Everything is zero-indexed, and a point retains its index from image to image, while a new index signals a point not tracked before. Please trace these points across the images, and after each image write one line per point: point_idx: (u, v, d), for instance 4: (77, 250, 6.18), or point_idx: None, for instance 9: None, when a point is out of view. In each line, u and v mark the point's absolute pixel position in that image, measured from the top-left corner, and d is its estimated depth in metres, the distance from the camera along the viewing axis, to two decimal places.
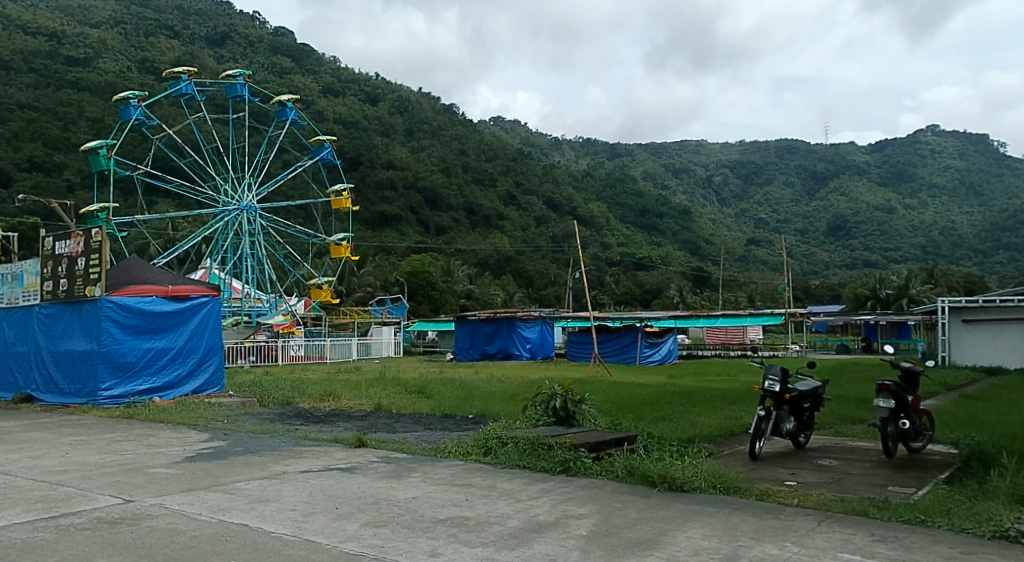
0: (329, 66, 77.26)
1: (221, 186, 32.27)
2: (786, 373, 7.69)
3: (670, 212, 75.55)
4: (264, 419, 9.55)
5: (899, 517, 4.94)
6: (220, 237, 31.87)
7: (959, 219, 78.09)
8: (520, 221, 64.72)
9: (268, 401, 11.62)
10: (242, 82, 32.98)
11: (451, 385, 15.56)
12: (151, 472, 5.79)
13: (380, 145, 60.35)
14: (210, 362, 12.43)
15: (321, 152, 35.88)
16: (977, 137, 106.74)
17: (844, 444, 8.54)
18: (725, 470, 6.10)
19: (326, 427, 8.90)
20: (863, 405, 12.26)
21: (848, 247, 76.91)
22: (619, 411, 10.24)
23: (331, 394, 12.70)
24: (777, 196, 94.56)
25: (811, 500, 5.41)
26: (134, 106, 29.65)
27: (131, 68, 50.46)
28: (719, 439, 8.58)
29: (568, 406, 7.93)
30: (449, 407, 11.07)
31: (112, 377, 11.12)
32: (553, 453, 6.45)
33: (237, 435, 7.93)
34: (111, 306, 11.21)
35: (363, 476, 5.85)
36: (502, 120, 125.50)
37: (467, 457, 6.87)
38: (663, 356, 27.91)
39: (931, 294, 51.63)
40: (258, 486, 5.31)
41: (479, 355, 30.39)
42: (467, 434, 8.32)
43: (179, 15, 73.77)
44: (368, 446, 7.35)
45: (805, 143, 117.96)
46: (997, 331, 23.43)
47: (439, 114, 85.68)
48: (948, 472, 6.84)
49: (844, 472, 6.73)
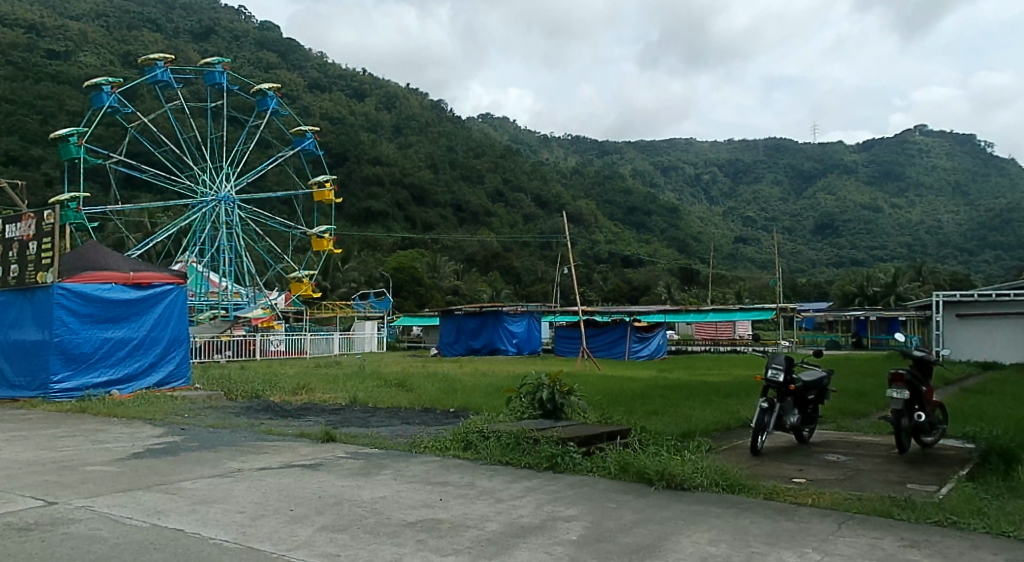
0: (316, 62, 76.02)
1: (199, 177, 31.48)
2: (791, 361, 7.18)
3: (659, 210, 75.13)
4: (229, 412, 8.95)
5: (925, 518, 4.42)
6: (197, 229, 31.09)
7: (944, 218, 78.44)
8: (508, 217, 63.92)
9: (237, 393, 11.01)
10: (221, 70, 32.11)
11: (434, 379, 14.89)
12: (86, 470, 5.15)
13: (367, 141, 59.33)
14: (175, 354, 11.82)
15: (303, 143, 35.10)
16: (964, 137, 107.24)
17: (851, 440, 8.00)
18: (726, 465, 5.57)
19: (294, 422, 8.24)
20: (862, 399, 11.75)
21: (834, 246, 76.84)
22: (612, 405, 9.71)
23: (306, 387, 12.12)
24: (765, 195, 94.51)
25: (826, 499, 4.86)
26: (107, 93, 28.79)
27: (113, 61, 49.22)
28: (715, 434, 8.07)
29: (555, 397, 7.39)
30: (430, 401, 10.53)
31: (65, 368, 10.42)
32: (539, 448, 5.87)
33: (195, 429, 7.32)
34: (64, 293, 10.51)
35: (327, 474, 5.24)
36: (492, 116, 124.96)
37: (445, 453, 6.29)
38: (653, 351, 27.32)
39: (918, 292, 51.65)
40: (205, 485, 4.70)
41: (464, 350, 29.76)
42: (446, 429, 7.73)
43: (163, 8, 72.25)
44: (337, 440, 6.77)
45: (793, 141, 117.87)
46: (992, 325, 23.06)
47: (428, 110, 84.64)
48: (968, 469, 6.31)
49: (855, 468, 6.18)
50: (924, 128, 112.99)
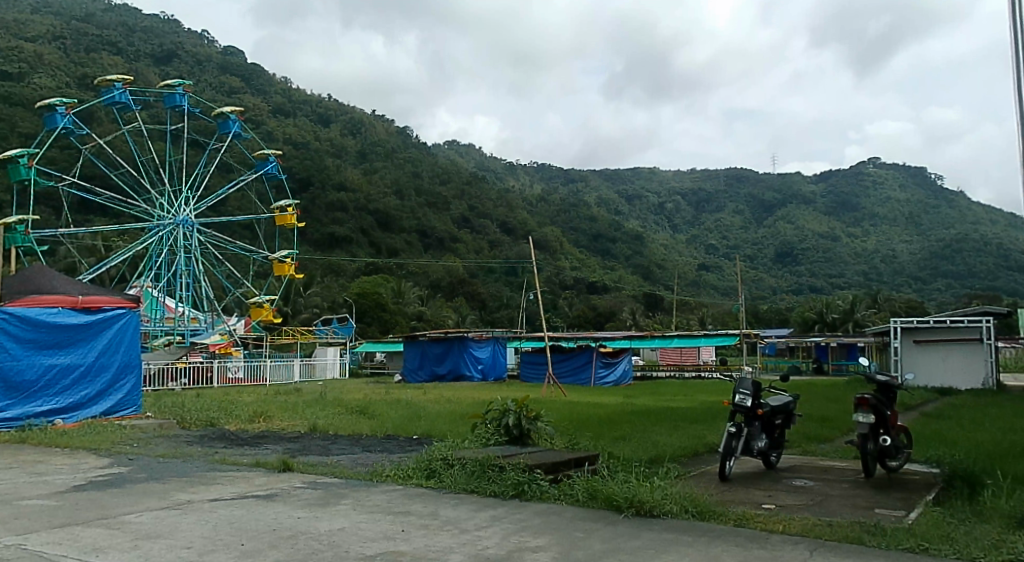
0: (279, 88, 75.57)
1: (157, 200, 30.93)
2: (758, 387, 7.14)
3: (623, 237, 75.70)
4: (181, 441, 8.64)
5: (897, 544, 4.36)
6: (154, 253, 30.49)
7: (899, 247, 80.36)
8: (474, 243, 63.85)
9: (191, 422, 10.72)
10: (181, 93, 31.73)
11: (396, 406, 14.62)
12: (23, 505, 4.87)
13: (332, 166, 58.94)
14: (124, 382, 11.50)
15: (265, 167, 34.75)
16: (916, 169, 110.39)
17: (817, 464, 7.98)
18: (694, 492, 5.49)
19: (250, 451, 7.98)
20: (827, 425, 11.78)
21: (794, 273, 78.06)
22: (578, 430, 9.60)
23: (263, 415, 11.81)
24: (726, 223, 95.87)
25: (795, 525, 4.79)
26: (61, 114, 28.22)
27: (69, 84, 48.31)
28: (683, 459, 7.99)
29: (522, 423, 7.25)
30: (392, 427, 10.30)
31: (6, 397, 9.95)
32: (505, 476, 5.72)
33: (144, 459, 7.03)
34: (8, 317, 10.09)
35: (282, 505, 5.04)
36: (457, 143, 125.25)
37: (408, 481, 6.11)
38: (618, 377, 27.32)
39: (875, 319, 52.65)
40: (151, 519, 4.47)
41: (428, 376, 29.43)
42: (409, 456, 7.53)
43: (123, 31, 71.24)
44: (294, 470, 6.54)
45: (752, 171, 120.09)
46: (949, 351, 23.44)
47: (393, 136, 84.55)
48: (934, 493, 6.29)
49: (822, 493, 6.13)
50: (878, 160, 116.16)
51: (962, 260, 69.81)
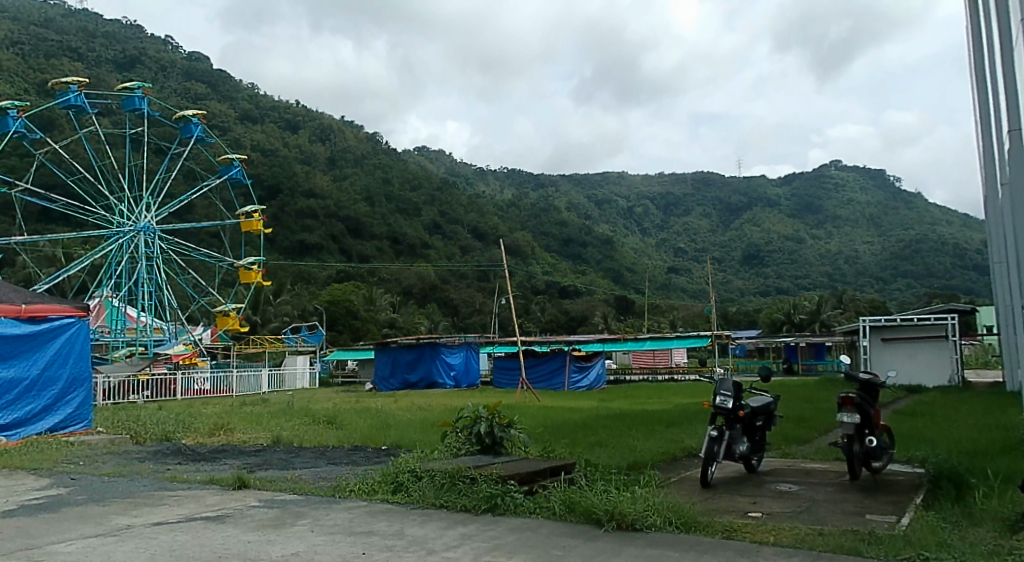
0: (246, 94, 74.27)
1: (116, 207, 30.05)
2: (739, 388, 6.88)
3: (594, 241, 75.42)
4: (132, 458, 8.24)
5: (896, 554, 4.09)
6: (113, 261, 29.61)
7: (862, 248, 81.66)
8: (445, 249, 63.45)
9: (145, 436, 10.25)
10: (140, 95, 30.90)
11: (363, 415, 14.20)
12: None
13: (300, 173, 58.05)
14: (74, 396, 10.99)
15: (230, 172, 34.04)
16: (875, 171, 112.40)
17: (798, 467, 7.73)
18: (677, 500, 5.19)
19: (204, 467, 7.57)
20: (804, 425, 11.61)
21: (762, 275, 78.31)
22: (552, 437, 9.26)
23: (223, 428, 11.36)
24: (695, 226, 96.50)
25: (786, 536, 4.52)
26: (13, 117, 27.34)
27: (28, 90, 46.90)
28: (661, 465, 7.71)
29: (494, 431, 6.89)
30: (360, 438, 9.92)
31: None
32: (477, 488, 5.38)
33: (88, 479, 6.68)
34: None
35: (233, 528, 4.71)
36: (426, 149, 124.44)
37: (373, 497, 5.74)
38: (592, 382, 27.02)
39: (842, 319, 53.34)
40: (81, 549, 4.15)
41: (400, 385, 28.92)
42: (375, 469, 7.16)
43: (83, 36, 69.42)
44: (250, 487, 6.15)
45: (719, 175, 121.11)
46: (915, 350, 23.55)
47: (362, 143, 83.62)
48: (921, 493, 6.01)
49: (809, 499, 5.84)
50: (840, 163, 118.22)
51: (922, 260, 71.01)
